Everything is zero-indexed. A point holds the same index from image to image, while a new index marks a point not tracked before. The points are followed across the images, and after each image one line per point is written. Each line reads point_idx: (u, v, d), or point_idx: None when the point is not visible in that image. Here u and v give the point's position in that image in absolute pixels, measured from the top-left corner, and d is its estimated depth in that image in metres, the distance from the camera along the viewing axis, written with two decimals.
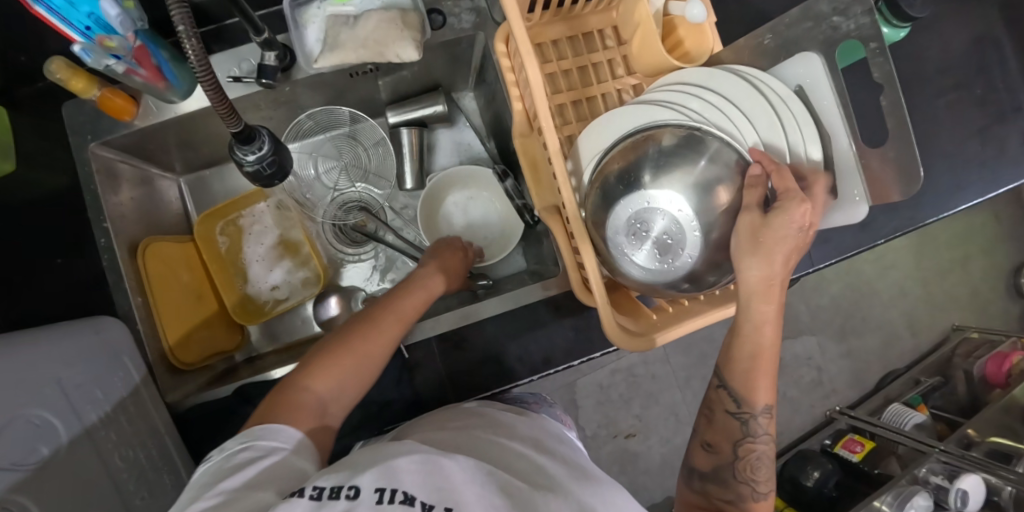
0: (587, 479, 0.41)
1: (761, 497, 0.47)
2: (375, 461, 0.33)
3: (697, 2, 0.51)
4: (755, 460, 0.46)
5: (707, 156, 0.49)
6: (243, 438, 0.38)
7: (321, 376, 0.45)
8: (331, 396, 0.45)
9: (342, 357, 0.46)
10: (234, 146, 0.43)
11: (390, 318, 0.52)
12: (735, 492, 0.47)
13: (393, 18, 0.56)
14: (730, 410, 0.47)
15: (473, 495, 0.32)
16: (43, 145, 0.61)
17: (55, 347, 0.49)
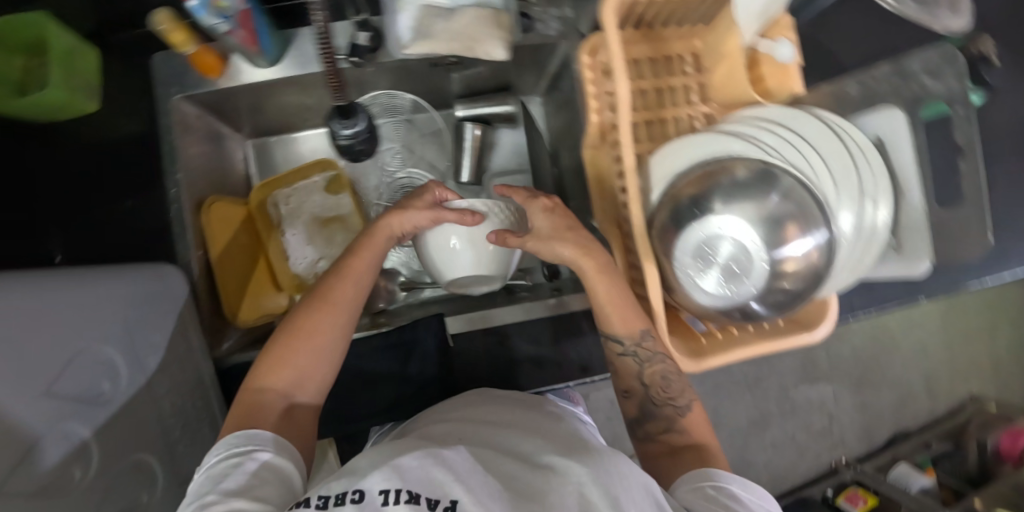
0: (584, 450, 0.41)
1: (684, 410, 0.53)
2: (376, 466, 0.35)
3: (787, 43, 0.52)
4: (662, 380, 0.52)
5: (780, 192, 0.50)
6: (224, 447, 0.42)
7: (276, 373, 0.48)
8: (292, 387, 0.49)
9: (294, 350, 0.49)
10: (333, 120, 0.44)
11: (338, 293, 0.52)
12: (660, 420, 0.54)
13: (486, 17, 0.58)
14: (617, 353, 0.53)
15: (480, 486, 0.34)
16: (128, 90, 0.63)
17: (123, 287, 0.50)
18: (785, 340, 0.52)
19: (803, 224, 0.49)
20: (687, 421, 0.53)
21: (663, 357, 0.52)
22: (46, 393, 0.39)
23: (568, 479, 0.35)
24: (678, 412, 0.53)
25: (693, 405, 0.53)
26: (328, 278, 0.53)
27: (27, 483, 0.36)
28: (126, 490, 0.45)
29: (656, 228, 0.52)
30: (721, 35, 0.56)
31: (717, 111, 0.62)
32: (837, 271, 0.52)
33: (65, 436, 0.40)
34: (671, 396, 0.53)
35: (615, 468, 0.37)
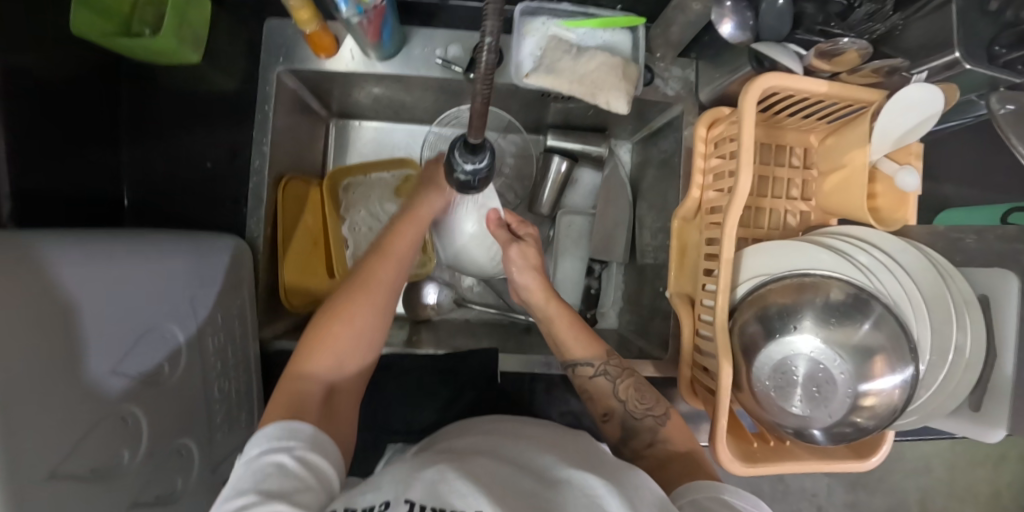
0: (601, 464, 0.40)
1: (665, 420, 0.51)
2: (401, 481, 0.34)
3: (912, 172, 0.50)
4: (637, 394, 0.52)
5: (871, 322, 0.49)
6: (258, 441, 0.37)
7: (314, 359, 0.46)
8: (329, 375, 0.46)
9: (336, 334, 0.47)
10: (457, 151, 0.43)
11: (377, 274, 0.51)
12: (643, 434, 0.51)
13: (617, 66, 0.56)
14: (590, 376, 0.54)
15: (499, 497, 0.33)
16: (232, 52, 0.63)
17: (196, 263, 0.49)
18: (842, 465, 0.51)
19: (892, 360, 0.47)
20: (669, 432, 0.50)
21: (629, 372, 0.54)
22: (114, 370, 0.39)
23: (587, 493, 0.35)
24: (660, 422, 0.51)
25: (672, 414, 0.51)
26: (371, 258, 0.53)
27: (83, 464, 0.35)
28: (168, 476, 0.44)
29: (737, 324, 0.52)
30: (843, 144, 0.55)
31: (813, 212, 0.61)
32: (910, 412, 0.52)
33: (123, 418, 0.39)
34: (648, 407, 0.51)
35: (633, 487, 0.37)
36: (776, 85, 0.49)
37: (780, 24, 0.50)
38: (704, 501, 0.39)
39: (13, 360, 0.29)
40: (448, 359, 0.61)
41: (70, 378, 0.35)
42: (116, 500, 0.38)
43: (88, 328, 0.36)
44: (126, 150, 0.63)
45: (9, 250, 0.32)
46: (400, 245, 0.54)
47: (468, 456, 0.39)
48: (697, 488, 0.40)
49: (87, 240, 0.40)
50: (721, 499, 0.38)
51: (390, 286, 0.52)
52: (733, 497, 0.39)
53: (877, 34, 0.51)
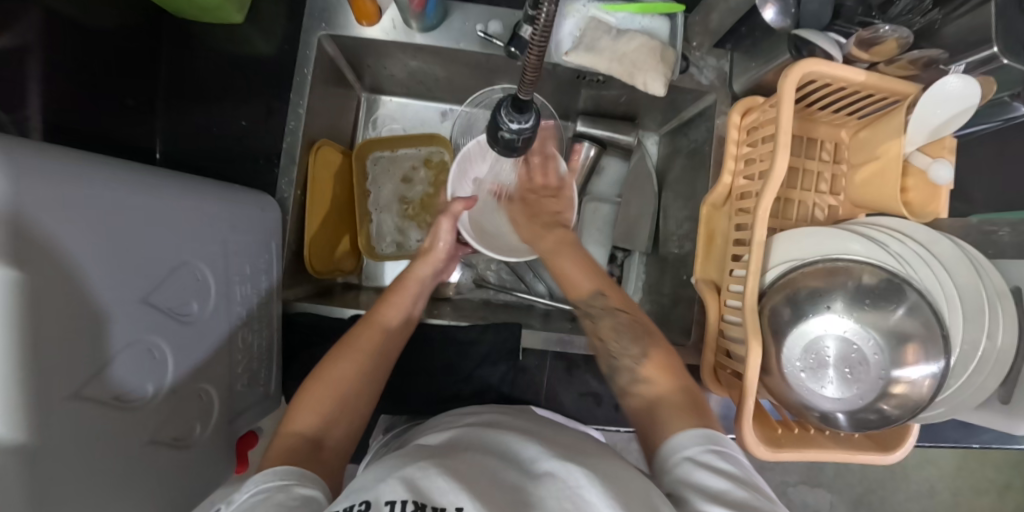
0: (585, 455, 0.38)
1: (642, 360, 0.51)
2: (382, 478, 0.34)
3: (946, 164, 0.50)
4: (613, 335, 0.54)
5: (906, 308, 0.48)
6: (253, 484, 0.36)
7: (302, 419, 0.45)
8: (320, 432, 0.44)
9: (319, 398, 0.46)
10: (503, 109, 0.43)
11: (370, 338, 0.52)
12: (624, 374, 0.52)
13: (655, 48, 0.57)
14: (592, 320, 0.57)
15: (484, 492, 0.32)
16: (276, 18, 0.65)
17: (230, 210, 0.49)
18: (866, 455, 0.51)
19: (927, 348, 0.47)
20: (650, 371, 0.49)
21: (614, 313, 0.56)
22: (144, 301, 0.38)
23: (564, 487, 0.33)
24: (636, 362, 0.51)
25: (650, 355, 0.50)
26: (367, 321, 0.54)
27: (107, 391, 0.34)
28: (188, 419, 0.43)
29: (767, 307, 0.51)
30: (877, 136, 0.55)
31: (841, 206, 0.61)
32: (939, 404, 0.51)
33: (149, 351, 0.38)
34: (626, 348, 0.53)
35: (613, 472, 0.35)
36: (816, 70, 0.50)
37: (822, 13, 0.52)
38: (698, 456, 0.38)
39: (48, 265, 0.29)
40: (471, 330, 0.61)
41: (103, 301, 0.34)
42: (135, 435, 0.37)
43: (123, 255, 0.36)
44: (162, 108, 0.64)
45: (57, 161, 0.32)
46: (394, 314, 0.56)
47: (456, 453, 0.39)
48: (689, 440, 0.39)
49: (129, 170, 0.40)
50: (716, 453, 0.38)
51: (383, 350, 0.52)
52: (729, 451, 0.38)
53: (917, 27, 0.53)
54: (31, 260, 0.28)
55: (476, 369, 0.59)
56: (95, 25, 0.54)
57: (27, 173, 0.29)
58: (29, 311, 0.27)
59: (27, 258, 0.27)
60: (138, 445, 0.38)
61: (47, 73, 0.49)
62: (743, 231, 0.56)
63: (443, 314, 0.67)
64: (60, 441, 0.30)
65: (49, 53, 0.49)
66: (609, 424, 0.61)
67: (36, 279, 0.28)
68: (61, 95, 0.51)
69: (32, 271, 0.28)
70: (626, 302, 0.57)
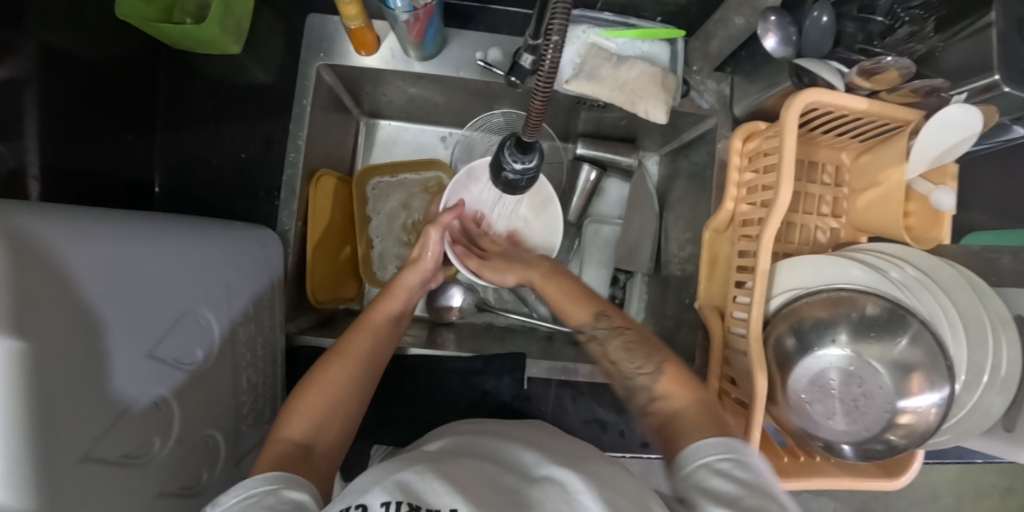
0: (583, 460, 0.38)
1: (657, 376, 0.48)
2: (378, 481, 0.33)
3: (948, 192, 0.49)
4: (625, 355, 0.51)
5: (909, 337, 0.48)
6: (243, 488, 0.35)
7: (295, 425, 0.43)
8: (310, 438, 0.43)
9: (312, 403, 0.45)
10: (507, 149, 0.43)
11: (360, 343, 0.52)
12: (641, 393, 0.48)
13: (655, 76, 0.57)
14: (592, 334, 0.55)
15: (478, 495, 0.32)
16: (273, 47, 0.64)
17: (231, 249, 0.49)
18: (871, 482, 0.51)
19: (932, 379, 0.47)
20: (666, 387, 0.47)
21: (621, 332, 0.53)
22: (150, 354, 0.38)
23: (563, 491, 0.33)
24: (653, 378, 0.48)
25: (665, 368, 0.48)
26: (359, 331, 0.54)
27: (116, 448, 0.34)
28: (195, 465, 0.44)
29: (771, 338, 0.51)
30: (879, 162, 0.55)
31: (843, 228, 0.61)
32: (942, 431, 0.52)
33: (155, 402, 0.38)
34: (638, 366, 0.49)
35: (609, 478, 0.35)
36: (818, 100, 0.49)
37: (822, 41, 0.51)
38: (717, 464, 0.36)
39: (57, 331, 0.29)
40: (475, 360, 0.61)
41: (110, 359, 0.34)
42: (144, 489, 0.37)
43: (128, 310, 0.36)
44: (160, 138, 0.63)
45: (61, 221, 0.32)
46: (383, 324, 0.56)
47: (455, 457, 0.38)
48: (708, 448, 0.38)
49: (130, 219, 0.39)
50: (736, 462, 0.36)
51: (372, 356, 0.52)
52: (747, 460, 0.37)
53: (918, 53, 0.52)
54: (39, 329, 0.28)
55: (481, 398, 0.59)
56: (89, 57, 0.54)
57: (33, 241, 0.29)
58: (39, 380, 0.27)
59: (37, 327, 0.27)
60: (148, 499, 0.38)
61: (43, 106, 0.49)
62: (745, 257, 0.56)
63: (445, 342, 0.67)
64: (74, 504, 0.30)
65: (45, 86, 0.49)
66: (614, 450, 0.61)
67: (47, 345, 0.28)
68: (57, 130, 0.50)
69: (42, 337, 0.28)
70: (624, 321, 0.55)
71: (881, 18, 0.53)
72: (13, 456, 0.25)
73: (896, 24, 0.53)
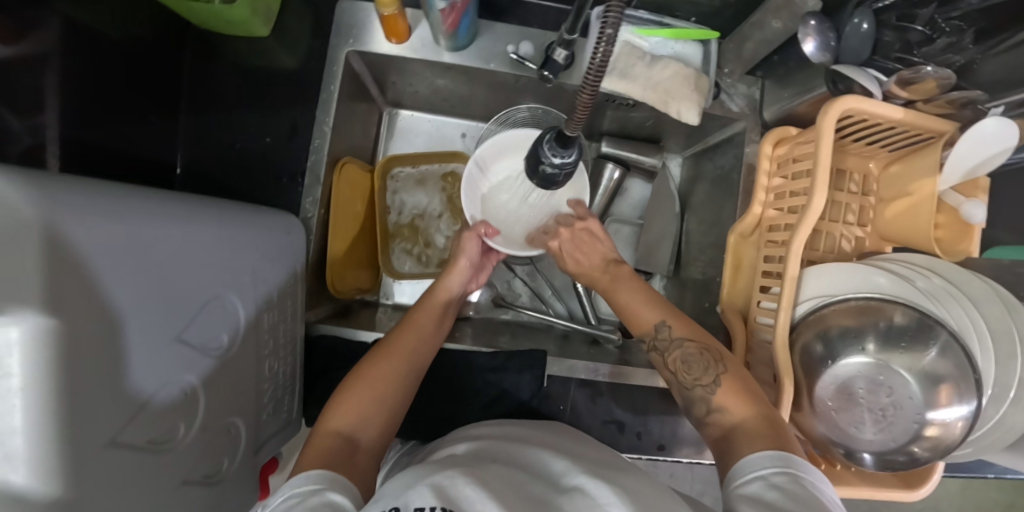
0: (612, 470, 0.37)
1: (715, 388, 0.46)
2: (410, 485, 0.33)
3: (979, 205, 0.49)
4: (684, 366, 0.49)
5: (938, 348, 0.48)
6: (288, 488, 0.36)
7: (341, 418, 0.43)
8: (355, 431, 0.43)
9: (360, 397, 0.45)
10: (547, 143, 0.43)
11: (407, 342, 0.51)
12: (700, 404, 0.47)
13: (690, 77, 0.57)
14: (658, 342, 0.52)
15: (510, 499, 0.31)
16: (302, 32, 0.64)
17: (256, 236, 0.48)
18: (891, 492, 0.51)
19: (962, 393, 0.47)
20: (724, 399, 0.45)
21: (682, 342, 0.50)
22: (178, 339, 0.37)
23: (592, 503, 0.32)
24: (710, 391, 0.46)
25: (724, 380, 0.46)
26: (403, 327, 0.53)
27: (142, 434, 0.34)
28: (217, 453, 0.43)
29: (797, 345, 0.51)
30: (910, 172, 0.55)
31: (868, 238, 0.61)
32: (967, 444, 0.52)
33: (181, 388, 0.38)
34: (696, 377, 0.47)
35: (642, 489, 0.34)
36: (853, 107, 0.48)
37: (861, 47, 0.51)
38: (771, 478, 0.36)
39: (87, 311, 0.28)
40: (496, 357, 0.60)
41: (138, 342, 0.33)
42: (168, 476, 0.37)
43: (157, 295, 0.35)
44: (184, 119, 0.63)
45: (95, 200, 0.31)
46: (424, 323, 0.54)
47: (479, 464, 0.37)
48: (761, 460, 0.38)
49: (158, 198, 0.39)
50: (791, 477, 0.36)
51: (418, 351, 0.51)
52: (805, 476, 0.36)
53: (955, 65, 0.52)
54: (71, 308, 0.27)
55: (501, 395, 0.59)
56: (116, 35, 0.53)
57: (70, 218, 0.28)
58: (69, 360, 0.26)
59: (68, 305, 0.27)
60: (173, 485, 0.37)
61: (65, 82, 0.48)
62: (771, 263, 0.56)
63: (463, 336, 0.66)
64: (99, 490, 0.29)
65: (69, 60, 0.48)
66: (633, 452, 0.60)
67: (77, 326, 0.27)
68: (79, 107, 0.49)
69: (73, 317, 0.27)
70: (693, 327, 0.51)
71: (921, 27, 0.51)
72: (36, 440, 0.24)
73: (936, 35, 0.51)
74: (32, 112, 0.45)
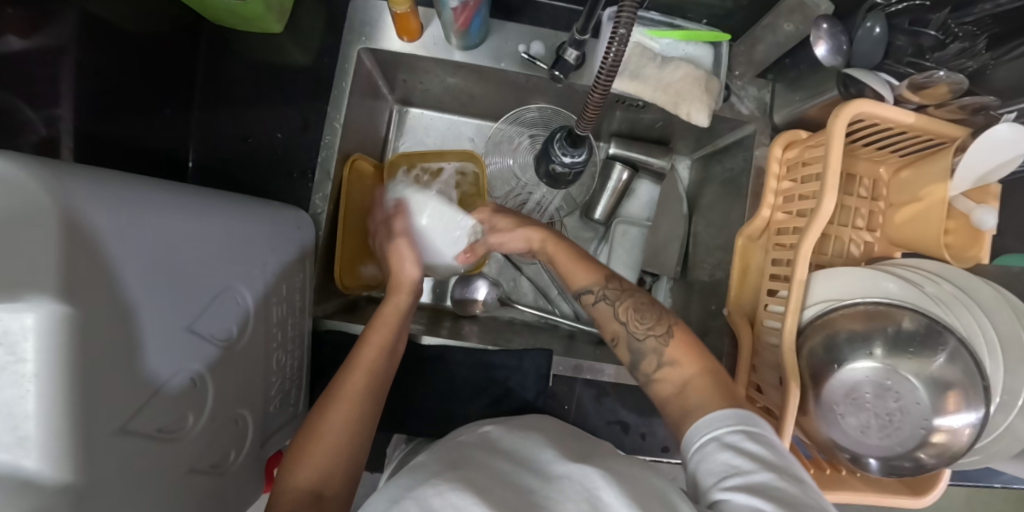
0: (611, 461, 0.37)
1: (667, 339, 0.47)
2: (395, 500, 0.33)
3: (989, 210, 0.48)
4: (636, 315, 0.49)
5: (946, 355, 0.48)
6: None
7: (302, 471, 0.41)
8: (321, 481, 0.41)
9: (318, 447, 0.42)
10: (557, 142, 0.45)
11: (356, 382, 0.46)
12: (649, 357, 0.47)
13: (700, 78, 0.57)
14: (595, 301, 0.52)
15: (499, 499, 0.31)
16: (315, 29, 0.64)
17: (267, 229, 0.49)
18: (898, 498, 0.50)
19: (970, 400, 0.46)
20: (674, 352, 0.46)
21: (633, 293, 0.51)
22: (188, 330, 0.38)
23: (583, 489, 0.32)
24: (662, 341, 0.47)
25: (676, 332, 0.47)
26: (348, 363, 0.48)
27: (153, 422, 0.34)
28: (224, 444, 0.43)
29: (804, 348, 0.51)
30: (921, 177, 0.55)
31: (878, 243, 0.60)
32: (975, 451, 0.51)
33: (190, 378, 0.38)
34: (649, 327, 0.48)
35: (651, 484, 0.34)
36: (864, 111, 0.48)
37: (874, 52, 0.51)
38: (728, 438, 0.37)
39: (101, 299, 0.28)
40: (503, 354, 0.60)
41: (151, 332, 0.33)
42: (176, 464, 0.37)
43: (169, 286, 0.35)
44: (196, 114, 0.63)
45: (111, 190, 0.32)
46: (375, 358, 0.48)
47: (481, 459, 0.37)
48: (716, 421, 0.39)
49: (173, 190, 0.39)
50: (746, 434, 0.37)
51: (372, 388, 0.46)
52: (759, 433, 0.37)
53: (968, 69, 0.51)
54: (87, 296, 0.27)
55: (506, 392, 0.59)
56: (132, 29, 0.54)
57: (86, 207, 0.28)
58: (85, 347, 0.27)
59: (84, 293, 0.27)
60: (181, 474, 0.37)
61: (82, 73, 0.48)
62: (779, 266, 0.55)
63: (469, 334, 0.67)
64: (109, 476, 0.29)
65: (86, 52, 0.49)
66: (637, 453, 0.60)
67: (93, 313, 0.27)
68: (94, 98, 0.50)
69: (89, 304, 0.27)
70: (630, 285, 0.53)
71: (934, 32, 0.51)
72: (50, 425, 0.25)
73: (948, 39, 0.51)
74: (49, 102, 0.45)
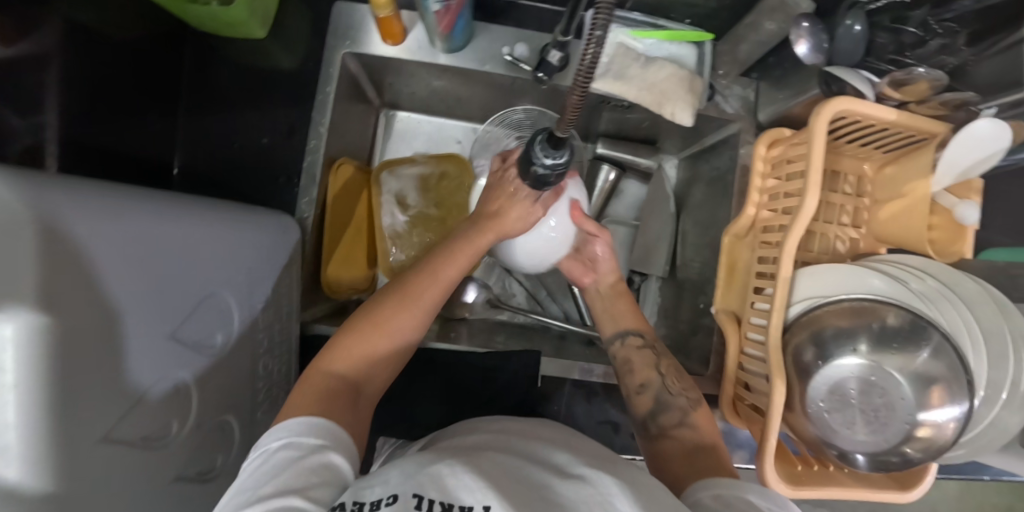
0: (597, 460, 0.37)
1: (695, 406, 0.51)
2: (409, 472, 0.33)
3: (972, 206, 0.48)
4: (676, 373, 0.53)
5: (930, 350, 0.48)
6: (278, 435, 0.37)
7: (341, 361, 0.44)
8: (352, 377, 0.44)
9: (363, 343, 0.45)
10: (538, 144, 0.44)
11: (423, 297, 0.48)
12: (672, 414, 0.51)
13: (684, 78, 0.57)
14: (637, 348, 0.56)
15: (508, 486, 0.32)
16: (300, 33, 0.64)
17: (252, 234, 0.49)
18: (884, 493, 0.51)
19: (954, 395, 0.47)
20: (700, 418, 0.50)
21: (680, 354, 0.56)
22: (172, 336, 0.38)
23: (598, 493, 0.32)
24: (691, 407, 0.51)
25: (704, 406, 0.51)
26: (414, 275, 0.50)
27: (135, 430, 0.34)
28: (210, 451, 0.43)
29: (791, 345, 0.51)
30: (904, 173, 0.55)
31: (863, 239, 0.61)
32: (959, 445, 0.52)
33: (174, 385, 0.38)
34: (685, 388, 0.52)
35: (640, 480, 0.34)
36: (845, 109, 0.48)
37: (855, 50, 0.51)
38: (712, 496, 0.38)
39: (80, 306, 0.28)
40: (492, 356, 0.61)
41: (132, 340, 0.33)
42: (161, 472, 0.37)
43: (151, 293, 0.35)
44: (182, 119, 0.63)
45: (89, 198, 0.32)
46: (434, 294, 0.49)
47: (479, 451, 0.37)
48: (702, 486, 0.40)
49: (153, 197, 0.39)
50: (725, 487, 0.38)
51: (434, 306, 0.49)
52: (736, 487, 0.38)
53: (949, 67, 0.52)
54: (65, 305, 0.27)
55: (495, 393, 0.59)
56: (116, 35, 0.54)
57: (63, 217, 0.28)
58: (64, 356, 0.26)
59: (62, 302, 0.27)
60: (166, 481, 0.37)
61: (66, 80, 0.48)
62: (764, 264, 0.56)
63: (458, 336, 0.67)
64: (92, 486, 0.29)
65: (70, 59, 0.48)
66: (626, 452, 0.61)
67: (71, 322, 0.27)
68: (78, 104, 0.50)
69: (68, 313, 0.27)
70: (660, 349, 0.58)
71: (914, 29, 0.52)
72: (30, 436, 0.24)
73: (928, 36, 0.51)
74: (31, 111, 0.45)
